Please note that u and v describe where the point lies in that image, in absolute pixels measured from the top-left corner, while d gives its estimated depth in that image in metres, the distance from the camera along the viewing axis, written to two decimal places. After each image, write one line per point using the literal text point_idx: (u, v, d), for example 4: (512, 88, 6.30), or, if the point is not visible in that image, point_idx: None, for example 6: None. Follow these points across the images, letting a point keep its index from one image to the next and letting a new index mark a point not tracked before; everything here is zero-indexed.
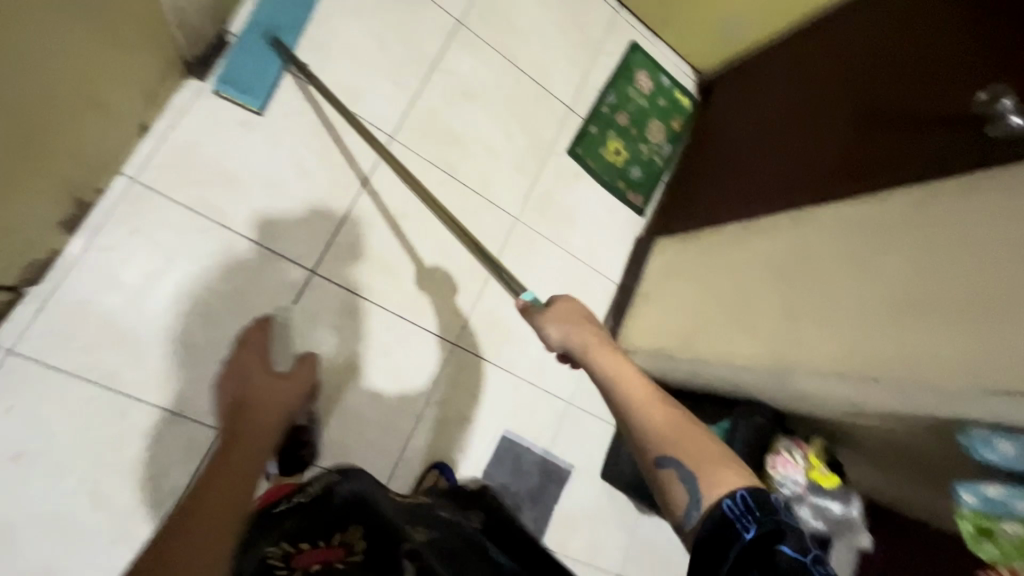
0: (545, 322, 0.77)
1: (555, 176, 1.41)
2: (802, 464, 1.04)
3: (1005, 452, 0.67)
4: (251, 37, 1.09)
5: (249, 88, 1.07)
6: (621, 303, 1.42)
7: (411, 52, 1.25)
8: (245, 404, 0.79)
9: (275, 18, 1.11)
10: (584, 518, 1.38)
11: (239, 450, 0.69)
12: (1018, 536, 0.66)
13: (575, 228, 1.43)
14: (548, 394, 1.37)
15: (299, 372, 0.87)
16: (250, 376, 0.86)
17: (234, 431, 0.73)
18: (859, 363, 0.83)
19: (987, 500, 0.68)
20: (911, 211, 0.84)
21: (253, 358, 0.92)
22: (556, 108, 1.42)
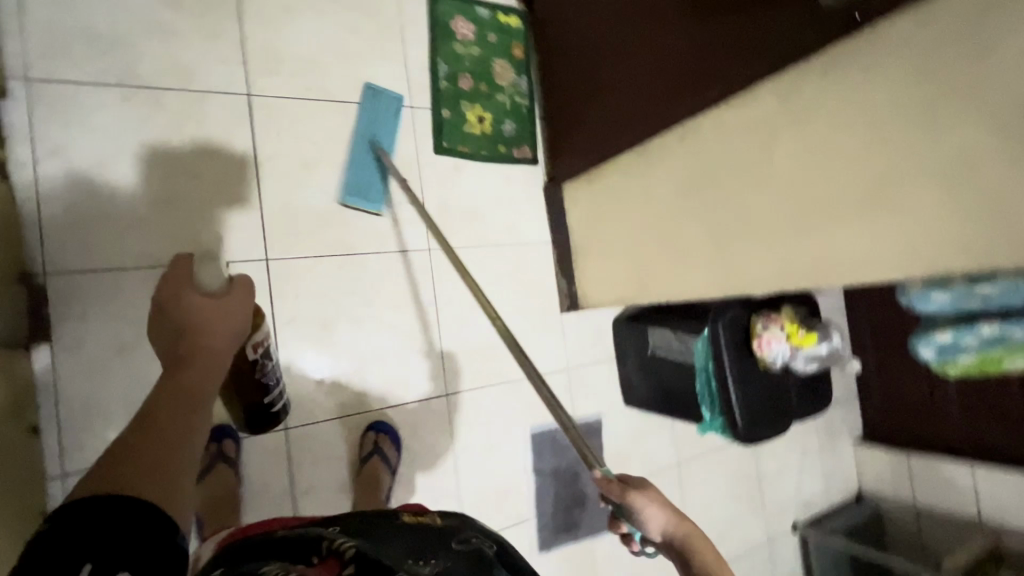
0: (647, 511, 0.74)
1: (438, 183, 1.33)
2: (782, 335, 1.15)
3: (942, 301, 0.83)
4: (359, 149, 1.22)
5: (367, 194, 1.22)
6: (563, 260, 1.43)
7: (225, 162, 1.10)
8: (194, 324, 0.63)
9: (375, 128, 1.24)
10: (631, 442, 1.53)
11: (197, 362, 0.60)
12: (970, 360, 0.85)
13: (486, 217, 1.37)
14: (549, 373, 1.42)
15: (238, 302, 0.68)
16: (178, 300, 0.65)
17: (201, 355, 0.61)
18: (799, 265, 0.95)
19: (940, 345, 0.87)
20: (785, 106, 0.91)
21: (187, 296, 0.66)
22: (399, 117, 1.29)
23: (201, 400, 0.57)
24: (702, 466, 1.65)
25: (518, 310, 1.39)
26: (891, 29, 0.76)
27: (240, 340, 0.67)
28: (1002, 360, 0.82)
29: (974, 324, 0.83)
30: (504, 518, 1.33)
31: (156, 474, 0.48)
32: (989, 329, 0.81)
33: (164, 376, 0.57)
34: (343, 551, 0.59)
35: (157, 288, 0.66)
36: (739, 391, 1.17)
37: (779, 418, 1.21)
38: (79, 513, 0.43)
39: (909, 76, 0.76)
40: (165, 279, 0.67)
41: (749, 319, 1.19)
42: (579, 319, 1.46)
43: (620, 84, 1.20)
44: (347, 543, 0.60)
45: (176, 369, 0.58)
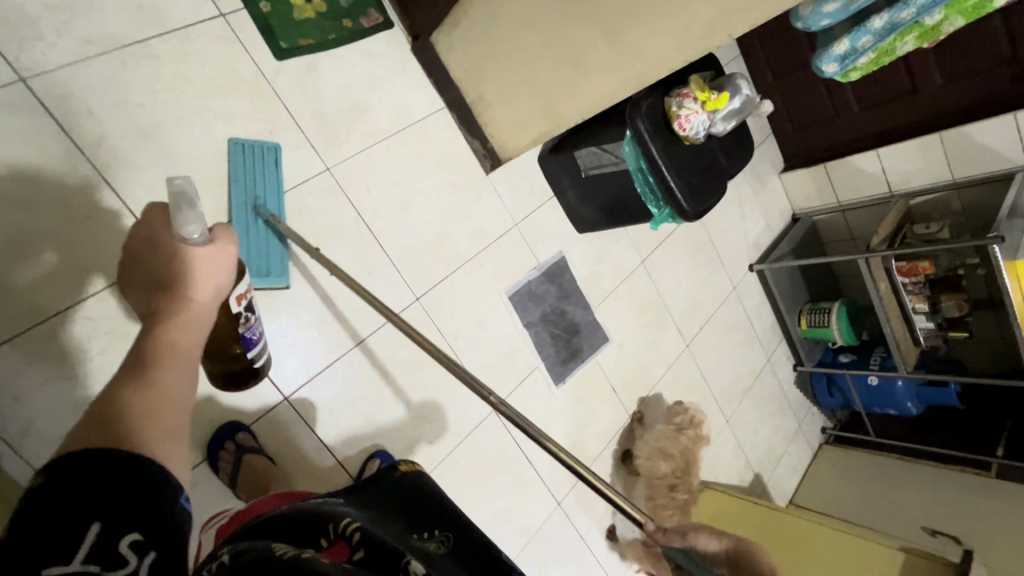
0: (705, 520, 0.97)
1: (302, 92, 1.16)
2: (698, 106, 1.16)
3: (833, 12, 0.84)
4: (243, 218, 1.06)
5: (267, 268, 1.08)
6: (466, 119, 1.34)
7: (50, 170, 0.92)
8: (175, 278, 0.66)
9: (255, 188, 1.08)
10: (597, 262, 1.61)
11: (185, 318, 0.64)
12: (870, 59, 0.89)
13: (369, 108, 1.24)
14: (501, 236, 1.42)
15: (220, 258, 0.69)
16: (160, 245, 0.67)
17: (189, 310, 0.65)
18: (701, 26, 0.93)
19: (840, 57, 0.91)
20: None
21: (168, 241, 0.67)
22: (217, 34, 1.07)
23: (187, 355, 0.62)
24: (663, 253, 1.78)
25: (445, 190, 1.34)
26: None
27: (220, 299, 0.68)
28: (895, 47, 0.87)
29: (866, 23, 0.85)
30: (518, 373, 1.43)
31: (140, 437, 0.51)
32: (880, 22, 0.83)
33: (156, 326, 0.62)
34: (349, 533, 0.70)
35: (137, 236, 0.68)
36: (676, 175, 1.21)
37: (718, 185, 1.27)
38: (75, 469, 0.46)
39: None
40: (141, 227, 0.69)
41: (663, 102, 1.19)
42: (506, 172, 1.42)
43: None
44: (352, 523, 0.71)
45: (166, 326, 0.62)
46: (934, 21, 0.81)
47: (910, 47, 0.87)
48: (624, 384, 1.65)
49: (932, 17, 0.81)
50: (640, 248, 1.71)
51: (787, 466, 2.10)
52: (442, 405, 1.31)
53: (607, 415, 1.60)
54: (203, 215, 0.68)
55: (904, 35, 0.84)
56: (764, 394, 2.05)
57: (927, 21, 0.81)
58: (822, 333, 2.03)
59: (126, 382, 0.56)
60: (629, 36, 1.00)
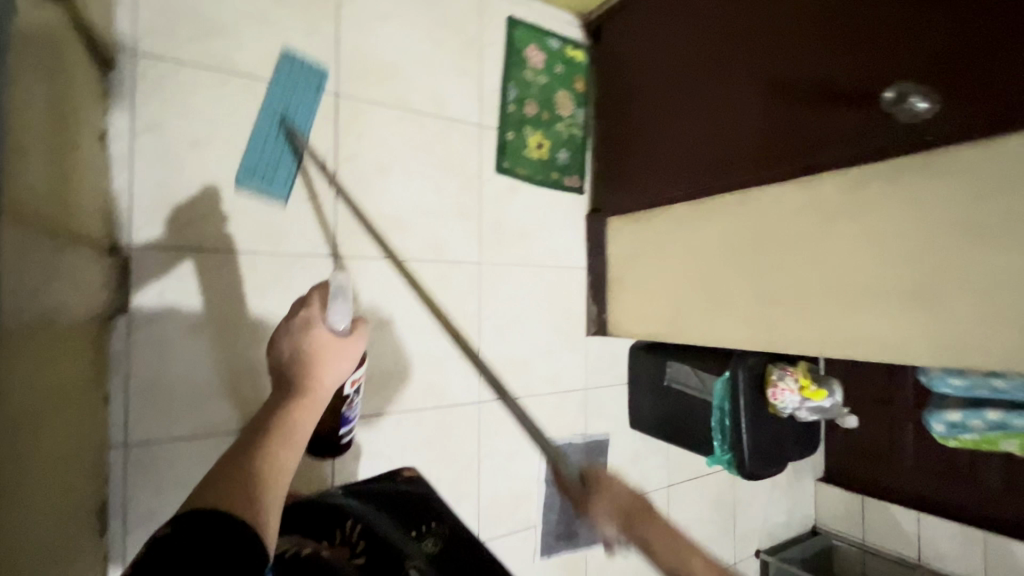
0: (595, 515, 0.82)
1: (496, 201, 1.39)
2: (794, 387, 1.28)
3: (958, 384, 1.10)
4: (267, 128, 1.09)
5: (269, 175, 1.09)
6: (595, 286, 1.52)
7: (305, 156, 1.14)
8: (313, 360, 0.79)
9: (296, 113, 1.12)
10: (631, 462, 1.63)
11: (310, 398, 0.76)
12: (971, 436, 1.13)
13: (532, 238, 1.45)
14: (567, 391, 1.51)
15: (348, 352, 0.83)
16: (311, 328, 0.82)
17: (315, 391, 0.77)
18: (835, 339, 1.04)
19: (948, 423, 1.16)
20: (843, 195, 1.01)
21: (315, 327, 0.82)
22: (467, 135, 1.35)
23: (303, 432, 0.74)
24: (689, 490, 1.78)
25: (548, 329, 1.48)
26: (957, 153, 0.88)
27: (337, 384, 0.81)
28: (999, 442, 1.10)
29: (980, 409, 1.11)
30: (514, 522, 1.41)
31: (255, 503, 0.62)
32: (993, 415, 1.08)
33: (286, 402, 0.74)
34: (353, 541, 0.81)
35: (293, 318, 0.83)
36: (749, 430, 1.30)
37: (778, 460, 1.34)
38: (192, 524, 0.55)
39: (963, 199, 0.87)
40: (299, 311, 0.84)
41: (766, 366, 1.33)
42: (602, 343, 1.55)
43: (682, 142, 1.31)
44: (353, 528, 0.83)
45: (296, 402, 0.75)
46: None
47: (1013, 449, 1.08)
48: None
49: None
50: (672, 473, 1.73)
51: None
52: None
53: None
54: (348, 309, 0.84)
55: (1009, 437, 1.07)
56: None
57: None
58: None
59: (256, 451, 0.67)
60: (766, 310, 1.13)
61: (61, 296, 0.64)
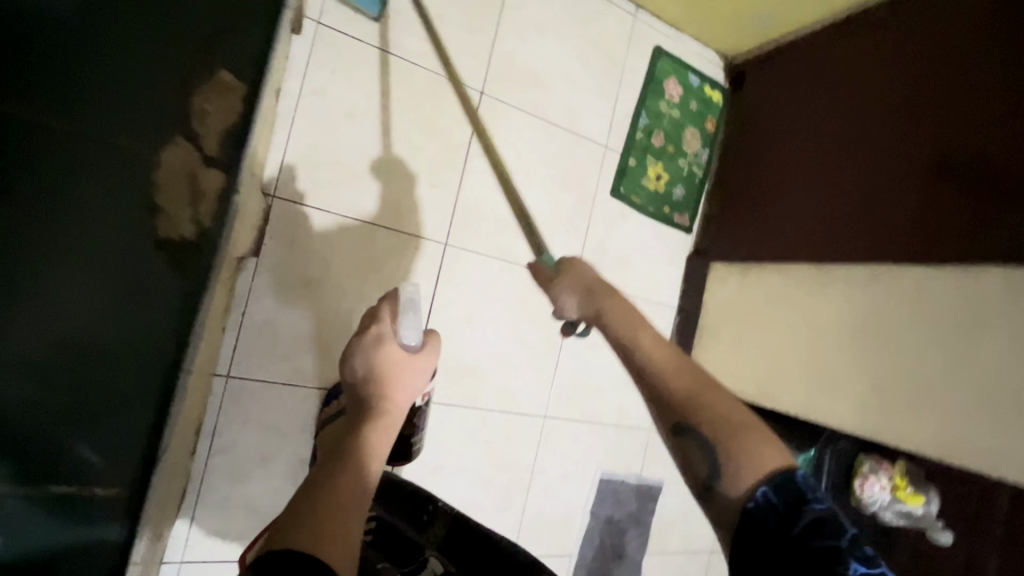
0: (557, 292, 0.81)
1: (604, 223, 1.39)
2: (886, 483, 1.21)
3: None
4: None
5: None
6: (683, 330, 1.48)
7: (441, 145, 1.18)
8: (387, 379, 0.85)
9: None
10: (679, 517, 1.56)
11: (385, 417, 0.81)
12: None
13: (630, 266, 1.43)
14: (631, 428, 1.47)
15: (418, 369, 0.88)
16: (383, 348, 0.87)
17: (388, 410, 0.82)
18: (962, 444, 0.96)
19: None
20: (1000, 295, 0.94)
21: (387, 345, 0.87)
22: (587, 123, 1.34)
23: (380, 451, 0.78)
24: None
25: (626, 360, 1.44)
26: None
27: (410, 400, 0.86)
28: None
29: None
30: (551, 546, 1.37)
31: (340, 515, 0.66)
32: None
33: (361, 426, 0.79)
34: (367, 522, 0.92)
35: (365, 334, 0.88)
36: None
37: None
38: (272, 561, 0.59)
39: None
40: (371, 330, 0.89)
41: (857, 456, 1.27)
42: None
43: (821, 204, 1.24)
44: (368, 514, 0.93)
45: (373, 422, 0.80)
46: None
47: None
48: None
49: None
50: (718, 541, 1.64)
51: None
52: (480, 513, 1.28)
53: None
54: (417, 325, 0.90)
55: None
56: None
57: None
58: None
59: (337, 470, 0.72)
60: (883, 396, 1.06)
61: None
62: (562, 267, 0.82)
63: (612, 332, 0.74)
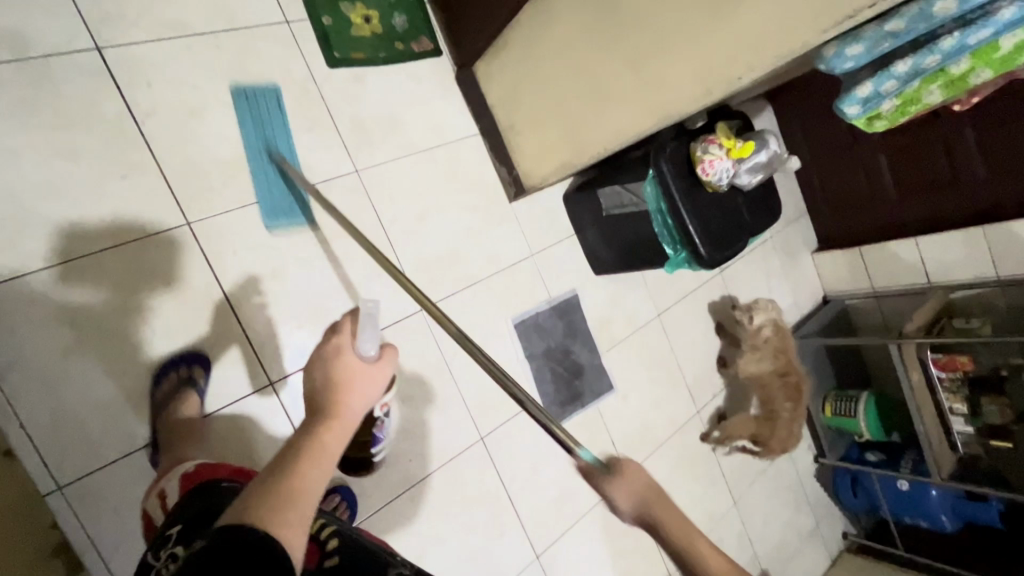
0: (615, 491, 0.70)
1: (345, 98, 1.24)
2: (721, 153, 1.15)
3: (857, 54, 0.83)
4: (257, 156, 1.12)
5: (288, 210, 1.14)
6: (497, 148, 1.39)
7: (101, 130, 0.99)
8: (342, 381, 0.75)
9: (269, 133, 1.14)
10: (609, 305, 1.58)
11: (344, 420, 0.72)
12: (893, 106, 0.90)
13: (404, 123, 1.30)
14: (513, 265, 1.42)
15: (380, 372, 0.79)
16: (342, 357, 0.77)
17: (345, 415, 0.73)
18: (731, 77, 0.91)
19: (863, 102, 0.90)
20: None
21: (346, 353, 0.78)
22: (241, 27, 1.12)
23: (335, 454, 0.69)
24: (681, 311, 1.73)
25: (465, 210, 1.37)
26: None
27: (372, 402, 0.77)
28: (921, 94, 0.87)
29: (889, 68, 0.85)
30: (512, 406, 1.38)
31: (291, 511, 0.58)
32: (903, 66, 0.84)
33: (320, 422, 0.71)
34: (325, 539, 0.73)
35: (325, 347, 0.79)
36: (695, 220, 1.20)
37: (739, 238, 1.24)
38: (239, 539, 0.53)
39: None
40: (329, 340, 0.80)
41: (690, 148, 1.21)
42: (529, 203, 1.45)
43: None
44: (326, 530, 0.74)
45: (327, 424, 0.70)
46: (961, 70, 0.82)
47: (940, 94, 0.87)
48: (625, 439, 1.57)
49: (958, 65, 0.81)
50: (656, 300, 1.68)
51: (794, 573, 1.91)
52: (425, 426, 1.25)
53: None
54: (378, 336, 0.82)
55: (941, 77, 0.83)
56: (780, 482, 1.92)
57: (998, 46, 0.78)
58: (847, 424, 1.89)
59: (289, 471, 0.63)
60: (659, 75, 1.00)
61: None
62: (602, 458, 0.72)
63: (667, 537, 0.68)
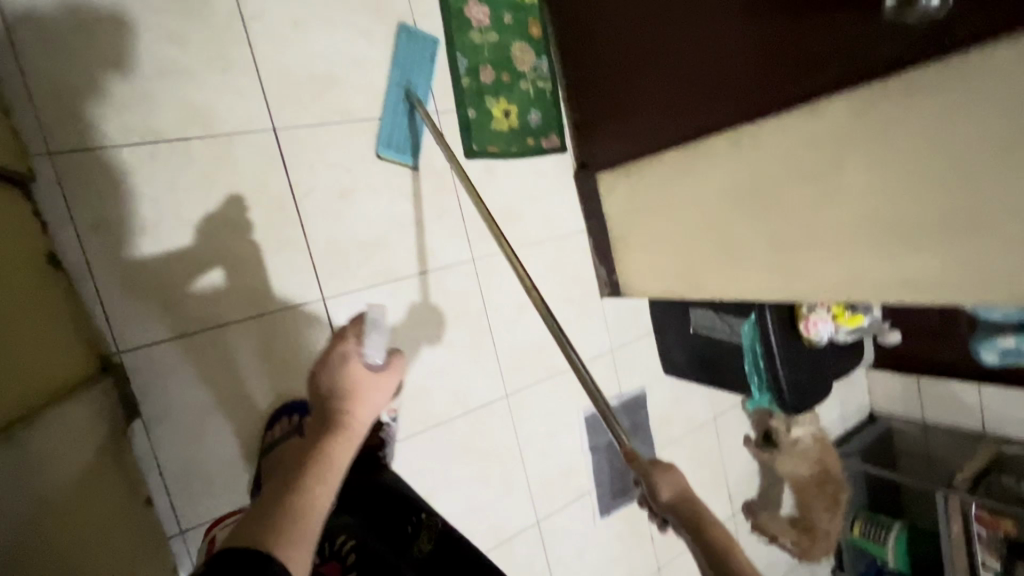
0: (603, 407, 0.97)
1: (474, 188, 1.30)
2: (828, 316, 1.20)
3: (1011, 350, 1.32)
4: (393, 94, 1.19)
5: (394, 142, 1.19)
6: (601, 248, 1.45)
7: (264, 207, 1.07)
8: (351, 392, 0.81)
9: (407, 71, 1.20)
10: (672, 404, 1.63)
11: (348, 432, 0.78)
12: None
13: (521, 215, 1.36)
14: (594, 359, 1.48)
15: (385, 383, 0.84)
16: (347, 364, 0.82)
17: (355, 424, 0.79)
18: (865, 282, 0.95)
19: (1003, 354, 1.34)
20: (851, 122, 0.88)
21: (352, 361, 0.83)
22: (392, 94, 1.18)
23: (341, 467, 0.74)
24: (735, 416, 1.78)
25: (560, 303, 1.43)
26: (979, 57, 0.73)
27: (374, 413, 0.83)
28: None
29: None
30: (568, 494, 1.44)
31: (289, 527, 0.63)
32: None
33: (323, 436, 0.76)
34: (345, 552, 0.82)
35: (330, 352, 0.84)
36: (786, 369, 1.25)
37: (822, 389, 1.30)
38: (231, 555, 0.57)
39: (988, 110, 0.74)
40: (338, 344, 0.85)
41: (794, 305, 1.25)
42: (619, 302, 1.50)
43: (666, 79, 1.14)
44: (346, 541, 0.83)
45: (335, 438, 0.75)
46: None
47: None
48: (662, 534, 1.63)
49: None
50: (715, 403, 1.73)
51: None
52: (489, 505, 1.32)
53: (638, 559, 1.58)
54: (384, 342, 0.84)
55: None
56: None
57: None
58: (875, 548, 1.92)
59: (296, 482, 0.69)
60: (787, 255, 1.04)
61: (47, 473, 0.61)
62: (660, 463, 0.88)
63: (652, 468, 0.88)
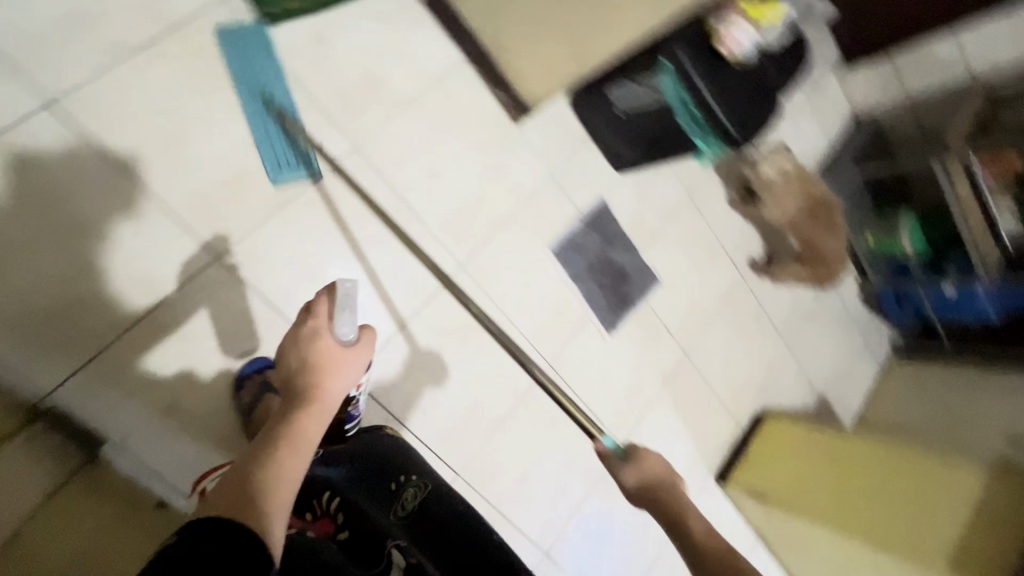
0: (626, 476, 0.99)
1: (316, 67, 1.12)
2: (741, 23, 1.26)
3: None
4: (251, 102, 1.05)
5: (276, 161, 1.07)
6: (488, 71, 1.27)
7: (96, 190, 0.94)
8: (319, 366, 0.82)
9: (254, 66, 1.05)
10: (638, 199, 1.54)
11: (320, 401, 0.78)
12: None
13: (385, 73, 1.18)
14: (537, 190, 1.37)
15: (356, 358, 0.85)
16: (316, 341, 0.84)
17: (324, 396, 0.79)
18: None
19: None
20: None
21: (322, 337, 0.84)
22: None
23: (313, 437, 0.74)
24: (709, 182, 1.68)
25: (475, 149, 1.29)
26: None
27: (347, 387, 0.83)
28: None
29: None
30: (570, 328, 1.43)
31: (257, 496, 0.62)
32: None
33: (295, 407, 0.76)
34: (333, 512, 0.89)
35: (300, 330, 0.85)
36: None
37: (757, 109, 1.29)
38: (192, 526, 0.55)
39: None
40: (306, 322, 0.86)
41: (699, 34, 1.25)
42: (538, 120, 1.35)
43: None
44: (333, 502, 0.90)
45: (302, 410, 0.76)
46: None
47: None
48: (677, 323, 1.63)
49: None
50: (682, 178, 1.62)
51: (850, 394, 2.06)
52: (496, 370, 1.32)
53: (662, 355, 1.60)
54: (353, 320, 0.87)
55: None
56: (829, 316, 2.00)
57: None
58: (891, 245, 1.86)
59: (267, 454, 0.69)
60: None
61: None
62: (630, 458, 0.99)
63: (659, 509, 0.96)
